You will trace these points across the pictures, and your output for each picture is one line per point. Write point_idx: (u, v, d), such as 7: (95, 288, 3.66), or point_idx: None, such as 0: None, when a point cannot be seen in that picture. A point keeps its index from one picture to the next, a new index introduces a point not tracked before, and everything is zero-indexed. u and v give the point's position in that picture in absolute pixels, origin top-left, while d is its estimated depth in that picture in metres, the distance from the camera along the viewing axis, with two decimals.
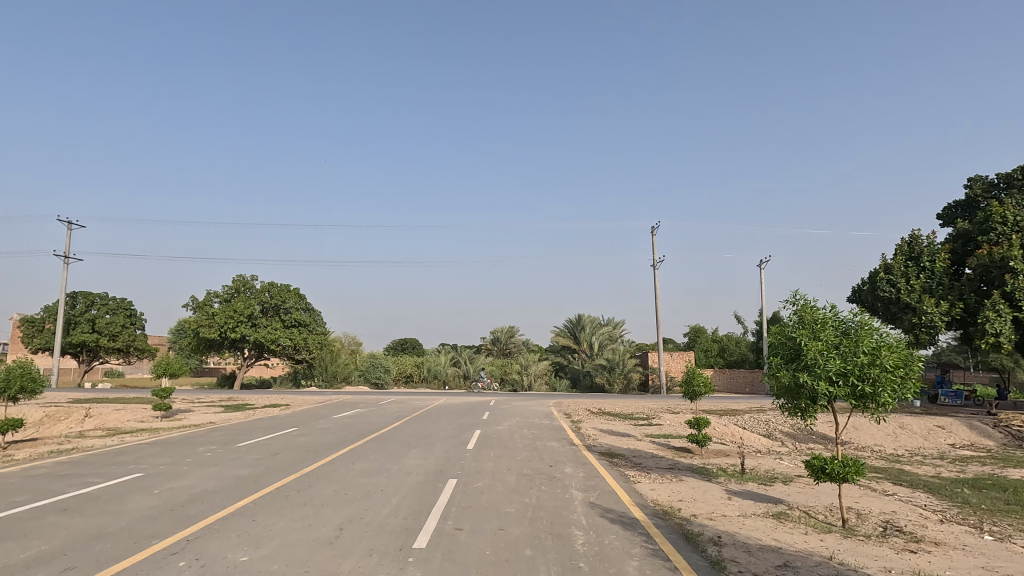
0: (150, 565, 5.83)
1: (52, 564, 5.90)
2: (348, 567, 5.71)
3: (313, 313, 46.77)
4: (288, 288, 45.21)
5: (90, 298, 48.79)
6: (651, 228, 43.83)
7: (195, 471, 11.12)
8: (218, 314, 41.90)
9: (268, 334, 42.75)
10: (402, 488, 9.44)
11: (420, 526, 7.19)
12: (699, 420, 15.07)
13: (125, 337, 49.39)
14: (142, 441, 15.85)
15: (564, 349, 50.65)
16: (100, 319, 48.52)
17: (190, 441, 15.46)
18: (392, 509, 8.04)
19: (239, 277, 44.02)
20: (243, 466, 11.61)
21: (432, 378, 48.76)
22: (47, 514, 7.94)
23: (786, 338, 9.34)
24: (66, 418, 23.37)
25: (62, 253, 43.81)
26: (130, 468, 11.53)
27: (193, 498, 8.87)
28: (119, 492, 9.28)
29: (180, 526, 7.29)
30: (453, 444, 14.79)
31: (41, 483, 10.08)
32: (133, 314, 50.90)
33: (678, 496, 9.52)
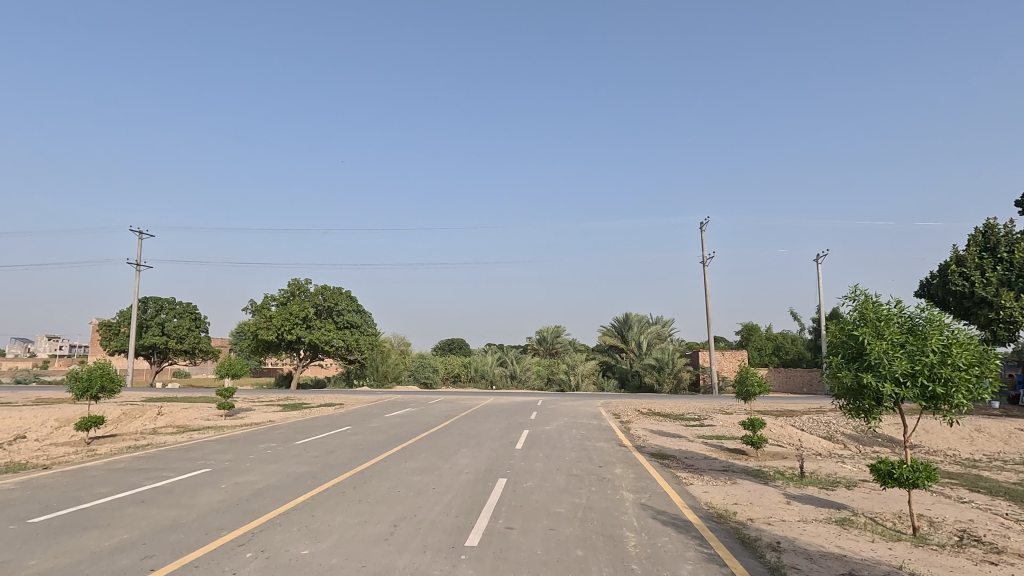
0: (220, 556, 6.16)
1: (133, 552, 6.33)
2: (404, 563, 5.86)
3: (363, 315, 48.12)
4: (340, 291, 46.63)
5: (159, 303, 51.90)
6: (699, 224, 42.79)
7: (257, 467, 11.66)
8: (275, 316, 43.74)
9: (322, 335, 44.35)
10: (453, 487, 9.56)
11: (471, 525, 7.28)
12: (753, 421, 14.59)
13: (191, 340, 52.32)
14: (209, 438, 16.75)
15: (611, 349, 50.10)
16: (168, 323, 51.56)
17: (252, 439, 16.23)
18: (444, 508, 8.17)
19: (294, 280, 45.81)
20: (301, 463, 12.07)
21: (479, 378, 49.21)
22: (127, 505, 8.53)
23: (847, 336, 8.91)
24: (140, 415, 24.98)
25: (134, 261, 46.87)
26: (199, 463, 12.22)
27: (257, 493, 9.31)
28: (189, 486, 9.85)
29: (244, 520, 7.65)
30: (503, 443, 14.89)
31: (121, 476, 10.85)
32: (198, 317, 53.81)
33: (733, 499, 9.25)
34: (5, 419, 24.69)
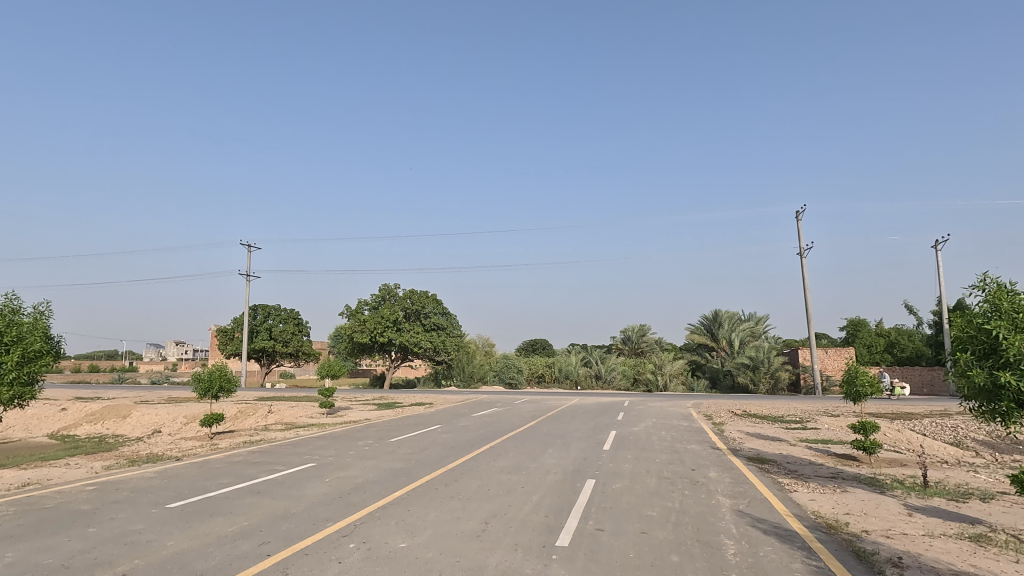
0: (327, 545, 6.59)
1: (253, 538, 6.94)
2: (496, 560, 5.96)
3: (449, 317, 49.61)
4: (426, 294, 48.38)
5: (266, 310, 56.48)
6: (795, 212, 40.02)
7: (357, 463, 12.37)
8: (368, 319, 46.15)
9: (411, 337, 46.24)
10: (541, 487, 9.60)
11: (561, 524, 7.27)
12: (865, 424, 13.39)
13: (295, 343, 56.53)
14: (314, 435, 17.97)
15: (701, 347, 48.09)
16: (275, 328, 56.01)
17: (351, 436, 17.21)
18: (533, 506, 8.23)
19: (384, 285, 48.19)
20: (396, 460, 12.64)
21: (564, 378, 49.08)
22: (246, 495, 9.36)
23: (977, 330, 7.93)
24: (254, 413, 27.30)
25: (244, 272, 51.51)
26: (305, 458, 13.16)
27: (358, 487, 9.87)
28: (298, 479, 10.63)
29: (347, 512, 8.12)
30: (590, 444, 14.73)
31: (240, 468, 11.94)
32: (300, 322, 58.01)
33: (844, 508, 8.53)
34: (144, 415, 27.95)
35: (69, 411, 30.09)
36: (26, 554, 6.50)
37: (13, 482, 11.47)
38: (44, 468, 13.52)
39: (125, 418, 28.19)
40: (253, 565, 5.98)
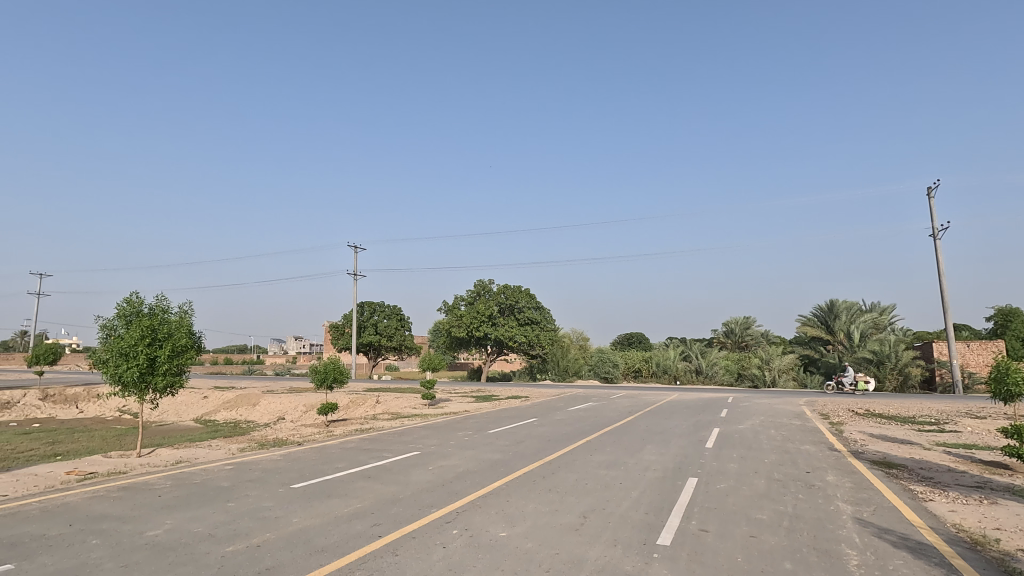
0: (432, 530, 6.91)
1: (366, 519, 7.45)
2: (595, 554, 5.94)
3: (542, 311, 49.96)
4: (520, 289, 49.04)
5: (372, 307, 60.17)
6: (926, 189, 35.73)
7: (458, 453, 12.83)
8: (465, 315, 47.62)
9: (506, 331, 47.08)
10: (640, 483, 9.40)
11: (662, 522, 7.09)
12: (1019, 427, 11.68)
13: (398, 337, 59.79)
14: (417, 425, 18.91)
15: (814, 341, 44.54)
16: (380, 323, 59.54)
17: (452, 427, 17.88)
18: (633, 503, 8.08)
19: (479, 281, 49.45)
20: (495, 451, 12.96)
21: (662, 372, 47.66)
22: (358, 479, 10.07)
23: None
24: (363, 403, 29.24)
25: (352, 272, 55.40)
26: (411, 447, 13.90)
27: (459, 476, 10.24)
28: (405, 466, 11.24)
29: (449, 499, 8.46)
30: (692, 441, 14.17)
31: (353, 454, 12.85)
32: (402, 318, 61.21)
33: (993, 523, 7.50)
34: (271, 403, 30.92)
35: (210, 398, 34.03)
36: (180, 521, 7.47)
37: (168, 459, 13.19)
38: (192, 448, 15.42)
39: (255, 405, 31.35)
40: (366, 544, 6.42)
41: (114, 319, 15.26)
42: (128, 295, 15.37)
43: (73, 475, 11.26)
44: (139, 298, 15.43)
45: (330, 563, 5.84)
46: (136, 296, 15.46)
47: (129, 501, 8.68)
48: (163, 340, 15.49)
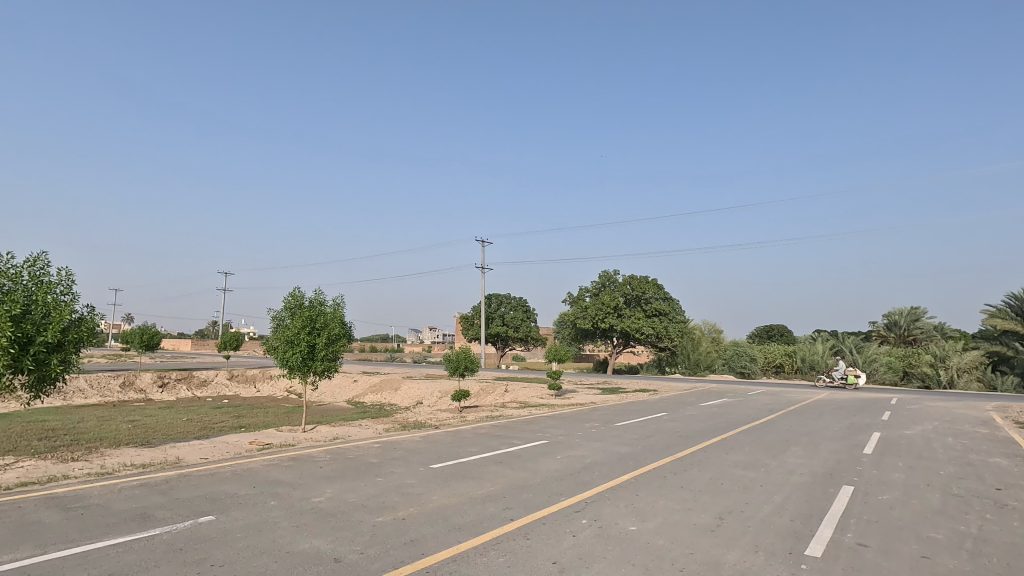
0: (562, 518, 7.02)
1: (499, 503, 7.77)
2: (734, 559, 5.62)
3: (670, 302, 48.08)
4: (646, 279, 47.66)
5: (499, 298, 62.24)
6: None
7: (585, 444, 12.85)
8: (590, 306, 47.37)
9: (633, 323, 45.98)
10: (784, 487, 8.69)
11: (811, 531, 6.50)
12: None
13: (524, 328, 61.31)
14: (544, 414, 19.26)
15: (1005, 335, 37.72)
16: (507, 315, 61.47)
17: (578, 418, 17.96)
18: (776, 508, 7.50)
19: (604, 272, 48.86)
20: (622, 444, 12.78)
21: (808, 368, 43.47)
22: (490, 464, 10.51)
23: None
24: (493, 391, 30.45)
25: (480, 266, 57.74)
26: (539, 436, 14.20)
27: (587, 467, 10.25)
28: (534, 454, 11.51)
29: (578, 489, 8.53)
30: (846, 445, 12.76)
31: (484, 440, 13.46)
32: (528, 309, 62.64)
33: None
34: (410, 388, 33.42)
35: (359, 381, 37.67)
36: (338, 491, 8.39)
37: (327, 435, 14.89)
38: (346, 427, 17.21)
39: (396, 390, 34.14)
40: (499, 526, 6.71)
41: (282, 310, 17.50)
42: (293, 290, 17.56)
43: (254, 445, 13.15)
44: (301, 292, 17.54)
45: (466, 541, 6.19)
46: (299, 291, 17.58)
47: (297, 470, 9.95)
48: (321, 329, 17.41)
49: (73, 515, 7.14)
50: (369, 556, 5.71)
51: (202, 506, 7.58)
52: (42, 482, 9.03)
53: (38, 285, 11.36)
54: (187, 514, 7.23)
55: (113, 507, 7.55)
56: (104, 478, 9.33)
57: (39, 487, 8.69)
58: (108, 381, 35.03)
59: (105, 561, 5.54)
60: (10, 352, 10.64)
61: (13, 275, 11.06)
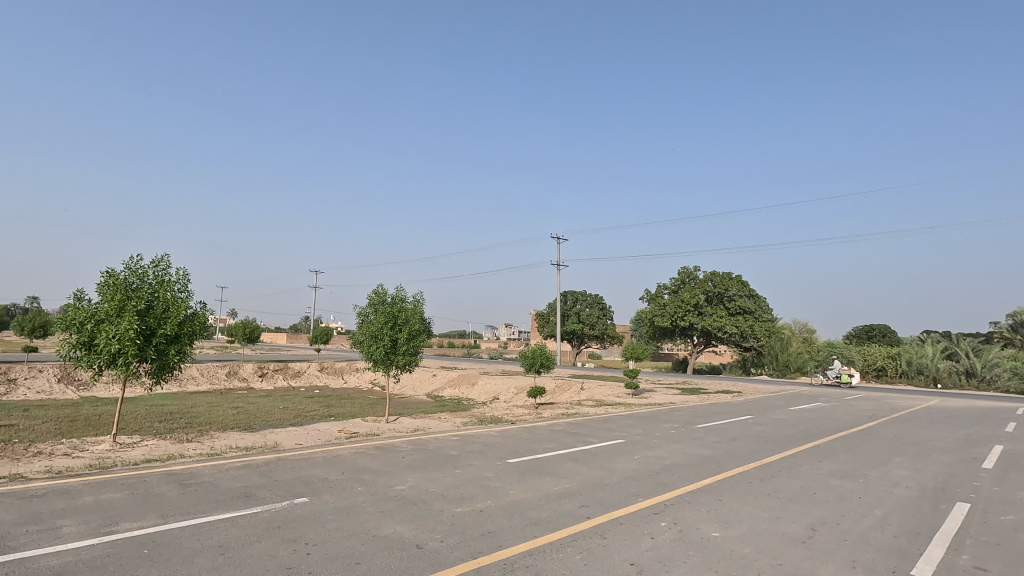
0: (640, 519, 6.89)
1: (575, 500, 7.74)
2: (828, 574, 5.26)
3: (756, 300, 45.69)
4: (729, 275, 45.59)
5: (575, 296, 61.93)
6: None
7: (664, 445, 12.51)
8: (668, 303, 45.95)
9: (715, 321, 44.08)
10: (886, 501, 8.01)
11: (919, 550, 5.96)
12: None
13: (600, 326, 60.59)
14: (622, 413, 18.96)
15: None
16: (583, 312, 61.01)
17: (657, 418, 17.51)
18: (876, 522, 6.94)
19: (683, 268, 47.24)
20: (704, 447, 12.31)
21: (915, 373, 39.72)
22: (566, 461, 10.49)
23: None
24: (569, 388, 30.34)
25: (556, 263, 57.59)
26: (616, 435, 14.00)
27: (666, 468, 9.98)
28: (610, 453, 11.37)
29: (657, 491, 8.32)
30: (960, 458, 11.56)
31: (560, 437, 13.45)
32: (604, 307, 61.85)
33: None
34: (487, 384, 34.03)
35: (438, 376, 38.87)
36: (419, 481, 8.72)
37: (409, 427, 15.50)
38: (427, 420, 17.83)
39: (474, 384, 34.90)
40: (576, 523, 6.69)
41: (367, 307, 18.41)
42: (376, 287, 18.43)
43: (342, 433, 13.94)
44: (384, 289, 18.37)
45: (543, 536, 6.22)
46: (382, 288, 18.42)
47: (381, 459, 10.44)
48: (402, 324, 18.14)
49: (188, 491, 7.92)
50: (448, 545, 5.90)
51: (297, 488, 8.15)
52: (162, 459, 10.08)
53: (159, 282, 12.68)
54: (284, 495, 7.80)
55: (221, 485, 8.29)
56: (213, 458, 10.27)
57: (160, 464, 9.71)
58: (216, 370, 38.49)
59: (214, 534, 6.11)
60: (137, 343, 11.95)
61: (139, 275, 12.42)
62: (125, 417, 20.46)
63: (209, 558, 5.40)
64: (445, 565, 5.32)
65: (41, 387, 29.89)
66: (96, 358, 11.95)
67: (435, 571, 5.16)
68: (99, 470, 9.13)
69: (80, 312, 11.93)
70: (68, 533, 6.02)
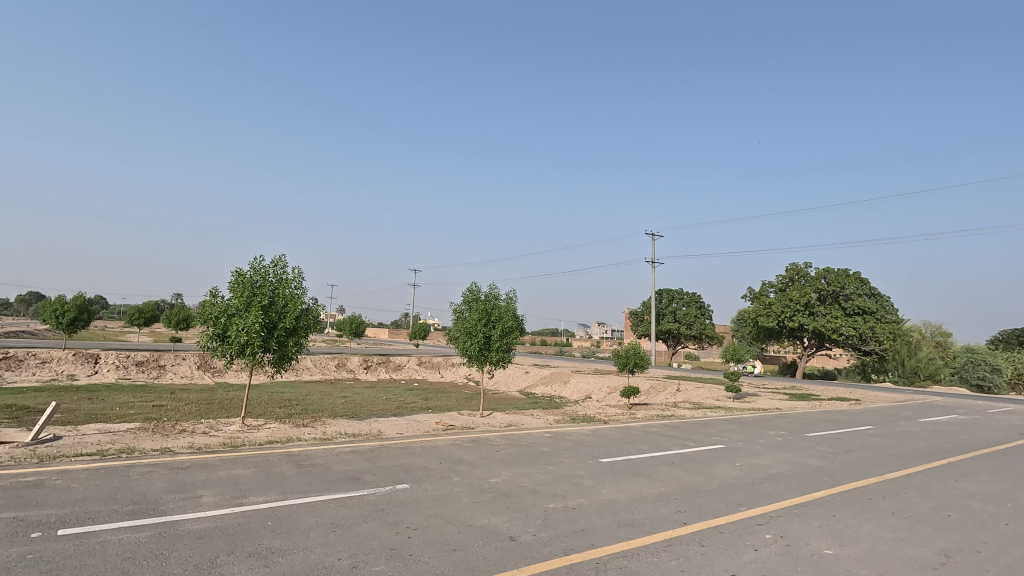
0: (742, 529, 6.54)
1: (671, 505, 7.50)
2: None
3: (878, 300, 41.60)
4: (846, 272, 41.89)
5: (670, 294, 59.75)
6: None
7: (770, 453, 11.74)
8: (775, 302, 42.98)
9: (828, 322, 40.48)
10: None
11: None
12: None
13: (698, 326, 58.05)
14: (722, 417, 18.03)
15: None
16: (679, 311, 58.78)
17: (761, 424, 16.46)
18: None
19: (792, 265, 44.03)
20: (815, 457, 11.40)
21: None
22: (662, 464, 10.17)
23: None
24: (664, 389, 29.38)
25: (651, 260, 55.87)
26: (715, 439, 13.37)
27: (772, 477, 9.38)
28: (709, 459, 10.87)
29: (761, 500, 7.85)
30: None
31: (655, 439, 13.09)
32: (702, 306, 59.19)
33: None
34: (579, 382, 33.87)
35: (530, 373, 39.27)
36: (513, 475, 8.87)
37: (502, 422, 15.82)
38: (520, 416, 18.09)
39: (566, 382, 34.84)
40: (672, 528, 6.49)
41: (461, 303, 19.01)
42: (471, 285, 18.95)
43: (440, 425, 14.53)
44: (478, 287, 18.87)
45: (637, 538, 6.10)
46: (476, 285, 18.92)
47: (476, 451, 10.75)
48: (496, 321, 18.51)
49: (305, 471, 8.66)
50: (541, 539, 5.96)
51: (399, 475, 8.64)
52: (282, 441, 11.11)
53: (279, 281, 13.93)
54: (387, 480, 8.29)
55: (332, 468, 8.98)
56: (325, 442, 11.15)
57: (281, 445, 10.71)
58: (327, 361, 41.62)
59: (326, 512, 6.65)
60: (261, 335, 13.24)
61: (262, 273, 13.73)
62: (251, 402, 22.71)
63: (323, 534, 5.87)
64: (538, 558, 5.40)
65: (184, 373, 34.00)
66: (228, 348, 13.37)
67: (528, 564, 5.24)
68: (230, 448, 10.25)
69: (214, 307, 13.42)
70: (207, 502, 6.83)
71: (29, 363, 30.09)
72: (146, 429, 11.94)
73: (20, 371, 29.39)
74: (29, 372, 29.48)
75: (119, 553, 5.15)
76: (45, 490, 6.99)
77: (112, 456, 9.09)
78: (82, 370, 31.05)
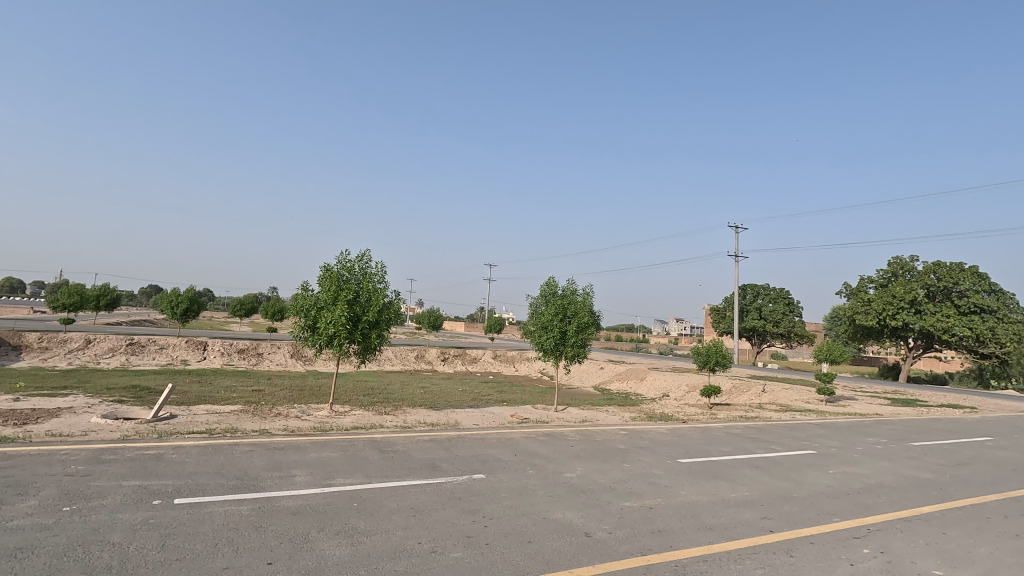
0: (837, 541, 6.11)
1: (755, 510, 7.13)
2: None
3: (999, 297, 37.29)
4: (960, 266, 37.89)
5: (755, 290, 56.88)
6: None
7: (868, 462, 10.85)
8: (875, 299, 39.65)
9: (938, 321, 36.73)
10: None
11: None
12: None
13: (786, 324, 54.69)
14: (813, 421, 16.91)
15: None
16: (765, 308, 55.76)
17: (858, 430, 15.22)
18: None
19: (896, 259, 40.39)
20: (921, 469, 10.39)
21: None
22: (746, 467, 9.71)
23: None
24: (748, 389, 27.98)
25: (733, 254, 53.09)
26: (805, 444, 12.57)
27: (870, 488, 8.67)
28: (800, 464, 10.21)
29: (859, 512, 7.30)
30: None
31: (737, 440, 12.53)
32: (791, 302, 55.65)
33: None
34: (655, 379, 33.06)
35: (605, 369, 38.73)
36: (588, 471, 8.79)
37: (577, 417, 15.67)
38: (594, 412, 17.88)
39: (642, 380, 34.04)
40: (756, 535, 6.18)
41: (538, 298, 19.07)
42: (548, 279, 18.98)
43: (514, 419, 14.66)
44: (555, 282, 18.83)
45: (719, 543, 5.87)
46: (553, 280, 18.90)
47: (550, 445, 10.78)
48: (572, 316, 18.46)
49: (387, 457, 9.06)
50: (616, 537, 5.88)
51: (475, 465, 8.83)
52: (366, 428, 11.66)
53: (363, 275, 14.64)
54: (465, 469, 8.50)
55: (413, 455, 9.32)
56: (405, 431, 11.57)
57: (365, 431, 11.29)
58: (407, 353, 43.23)
59: (406, 497, 6.93)
60: (346, 327, 13.97)
61: (348, 268, 14.51)
62: (338, 389, 24.05)
63: (404, 518, 6.12)
64: (613, 556, 5.32)
65: (279, 360, 36.60)
66: (317, 339, 14.20)
67: (603, 562, 5.18)
68: (320, 432, 10.91)
69: (305, 300, 14.33)
70: (301, 481, 7.34)
71: (150, 348, 33.63)
72: (248, 412, 12.99)
73: (142, 355, 32.92)
74: (150, 357, 32.98)
75: (225, 523, 5.64)
76: (164, 462, 7.79)
77: (218, 434, 9.98)
78: (193, 356, 34.27)
